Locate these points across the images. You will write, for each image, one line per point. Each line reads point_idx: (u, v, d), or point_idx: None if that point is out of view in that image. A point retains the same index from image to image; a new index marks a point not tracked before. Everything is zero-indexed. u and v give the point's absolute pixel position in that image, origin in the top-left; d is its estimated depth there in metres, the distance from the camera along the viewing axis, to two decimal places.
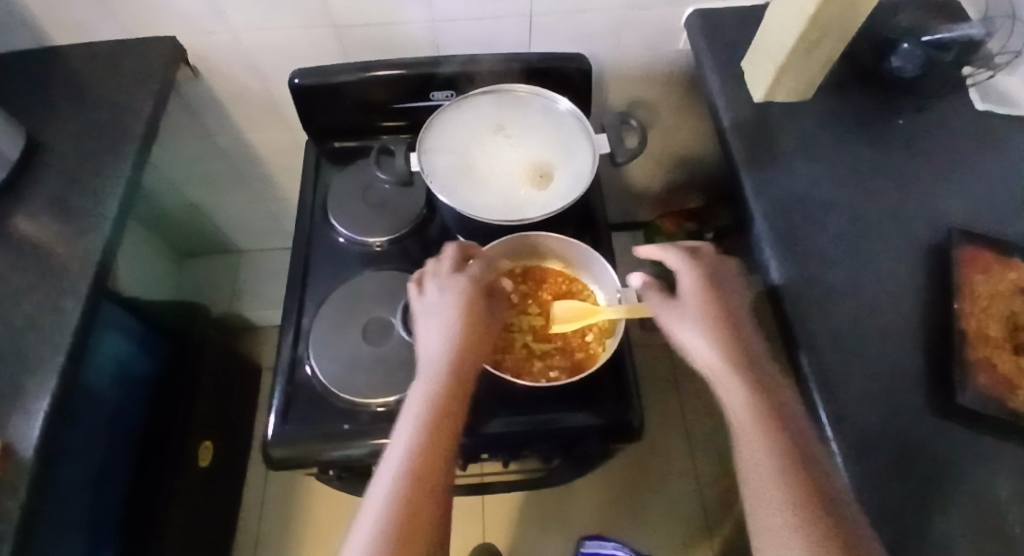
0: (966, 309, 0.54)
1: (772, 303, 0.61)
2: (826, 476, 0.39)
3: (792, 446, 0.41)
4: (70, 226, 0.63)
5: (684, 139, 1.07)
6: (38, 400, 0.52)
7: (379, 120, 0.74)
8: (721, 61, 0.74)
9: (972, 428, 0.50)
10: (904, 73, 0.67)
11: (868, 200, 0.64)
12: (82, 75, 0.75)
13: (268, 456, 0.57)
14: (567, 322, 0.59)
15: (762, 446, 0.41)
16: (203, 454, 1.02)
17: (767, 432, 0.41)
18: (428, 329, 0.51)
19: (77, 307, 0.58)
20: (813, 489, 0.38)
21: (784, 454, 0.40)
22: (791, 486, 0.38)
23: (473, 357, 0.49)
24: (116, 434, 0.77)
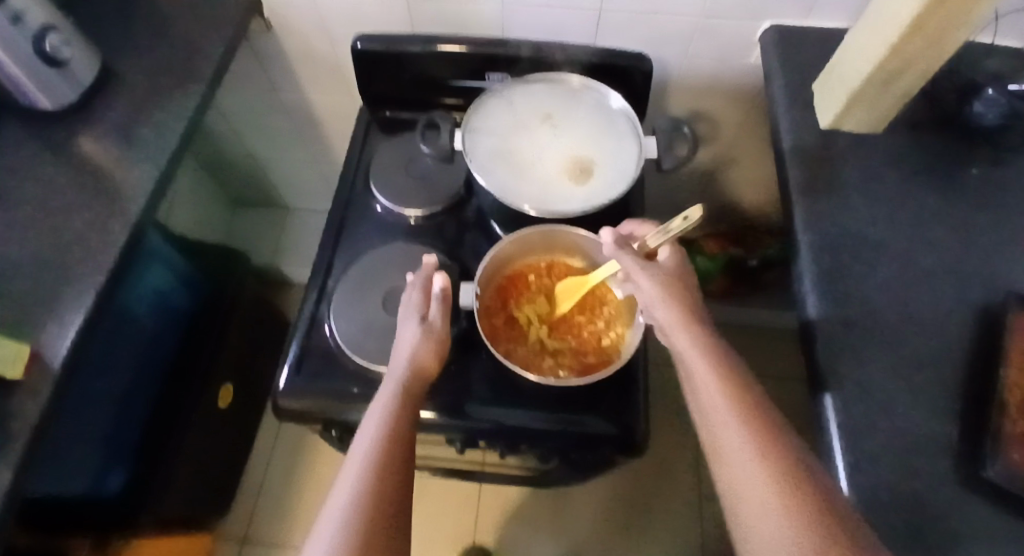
0: (1012, 378, 0.49)
1: (802, 339, 0.58)
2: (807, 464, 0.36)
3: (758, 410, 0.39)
4: (130, 153, 0.66)
5: (741, 160, 1.03)
6: (73, 312, 0.54)
7: (433, 95, 0.75)
8: (792, 81, 0.71)
9: (1003, 507, 0.46)
10: (984, 120, 0.62)
11: (926, 248, 0.60)
12: (165, 14, 0.78)
13: (276, 406, 0.58)
14: (565, 302, 0.60)
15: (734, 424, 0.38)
16: (222, 394, 1.06)
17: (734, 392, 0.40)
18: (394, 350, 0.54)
19: (123, 231, 0.60)
20: (778, 451, 0.36)
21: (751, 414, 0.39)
22: (752, 431, 0.37)
23: (428, 378, 0.52)
24: (142, 358, 0.80)
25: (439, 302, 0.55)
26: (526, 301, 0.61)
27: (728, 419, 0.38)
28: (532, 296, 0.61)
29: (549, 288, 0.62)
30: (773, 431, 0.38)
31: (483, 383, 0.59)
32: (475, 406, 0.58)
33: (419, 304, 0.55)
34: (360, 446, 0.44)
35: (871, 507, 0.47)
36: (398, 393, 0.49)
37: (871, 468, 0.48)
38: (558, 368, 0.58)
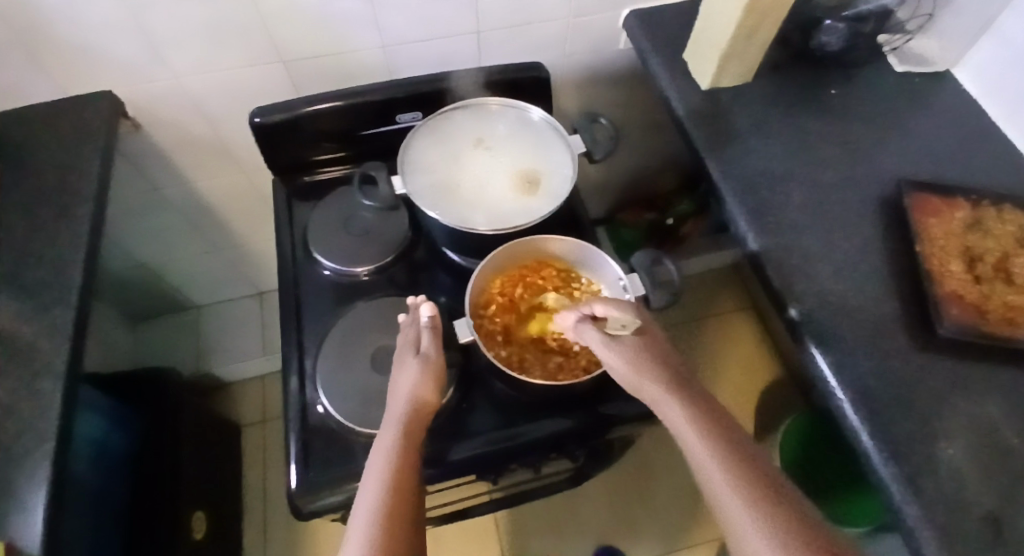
0: (927, 250, 0.59)
1: (756, 272, 0.64)
2: (791, 500, 0.36)
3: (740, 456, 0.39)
4: (30, 304, 0.59)
5: (636, 134, 1.11)
6: (32, 494, 0.49)
7: (343, 149, 0.74)
8: (665, 54, 0.78)
9: (954, 354, 0.55)
10: (831, 47, 0.74)
11: (820, 165, 0.69)
12: (16, 143, 0.70)
13: (297, 510, 0.55)
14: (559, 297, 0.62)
15: (708, 459, 0.39)
16: (196, 526, 0.94)
17: (726, 456, 0.39)
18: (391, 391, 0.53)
19: (56, 388, 0.54)
20: (773, 503, 0.35)
21: (737, 458, 0.39)
22: (741, 486, 0.36)
23: (430, 415, 0.52)
24: (105, 517, 0.70)
25: (430, 332, 0.56)
26: (516, 319, 0.62)
27: (713, 462, 0.38)
28: (515, 310, 0.63)
29: (532, 297, 0.63)
30: (757, 469, 0.38)
31: (494, 406, 0.60)
32: (492, 432, 0.58)
33: (412, 340, 0.56)
34: (362, 502, 0.42)
35: (865, 393, 0.53)
36: (398, 438, 0.48)
37: (851, 361, 0.55)
38: (580, 364, 0.59)
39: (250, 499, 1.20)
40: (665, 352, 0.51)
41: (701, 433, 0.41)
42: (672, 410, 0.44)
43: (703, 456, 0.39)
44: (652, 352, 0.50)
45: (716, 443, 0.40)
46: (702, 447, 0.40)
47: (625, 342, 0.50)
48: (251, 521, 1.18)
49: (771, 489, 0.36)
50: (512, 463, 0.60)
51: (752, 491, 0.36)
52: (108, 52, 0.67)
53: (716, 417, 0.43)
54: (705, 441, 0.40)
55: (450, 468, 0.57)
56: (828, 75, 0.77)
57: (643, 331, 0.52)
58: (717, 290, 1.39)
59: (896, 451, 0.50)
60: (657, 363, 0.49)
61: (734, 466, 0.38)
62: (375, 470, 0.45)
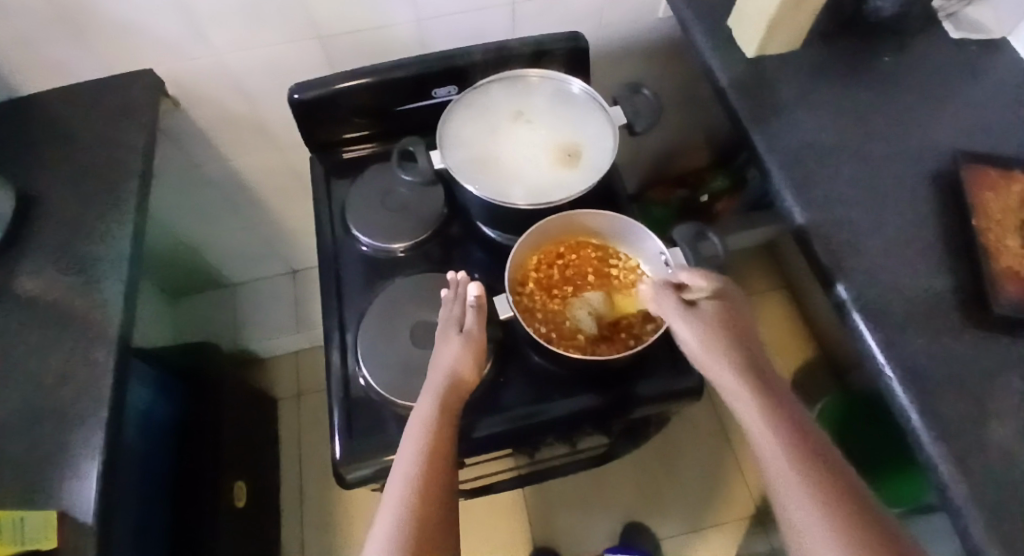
0: (983, 225, 0.57)
1: (801, 248, 0.62)
2: (870, 506, 0.36)
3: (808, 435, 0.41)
4: (82, 277, 0.61)
5: (671, 108, 1.08)
6: (91, 456, 0.51)
7: (380, 125, 0.74)
8: (707, 23, 0.76)
9: (1011, 334, 0.52)
10: (884, 12, 0.71)
11: (870, 137, 0.66)
12: (62, 121, 0.72)
13: (340, 477, 0.56)
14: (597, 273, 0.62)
15: (778, 454, 0.40)
16: (237, 494, 0.98)
17: (794, 438, 0.41)
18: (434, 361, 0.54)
19: (109, 358, 0.56)
20: (835, 492, 0.37)
21: (812, 454, 0.39)
22: (813, 477, 0.38)
23: (468, 390, 0.53)
24: (152, 484, 0.73)
25: (474, 310, 0.56)
26: (555, 296, 0.62)
27: (783, 460, 0.39)
28: (553, 285, 0.62)
29: (570, 274, 0.63)
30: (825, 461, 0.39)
31: (529, 381, 0.60)
32: (526, 407, 0.59)
33: (458, 315, 0.56)
34: (398, 468, 0.44)
35: (916, 372, 0.51)
36: (435, 410, 0.49)
37: (901, 339, 0.53)
38: (619, 340, 0.58)
39: (286, 470, 1.24)
40: (741, 323, 0.51)
41: (773, 426, 0.41)
42: (741, 390, 0.45)
43: (769, 447, 0.41)
44: (731, 325, 0.50)
45: (783, 426, 0.42)
46: (773, 439, 0.41)
47: (703, 311, 0.51)
48: (287, 491, 1.22)
49: (838, 477, 0.38)
50: (547, 437, 0.61)
51: (823, 479, 0.38)
52: (148, 30, 0.68)
53: (790, 408, 0.44)
54: (772, 423, 0.42)
55: (486, 441, 0.58)
56: (880, 43, 0.74)
57: (726, 301, 0.52)
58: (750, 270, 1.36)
59: (947, 432, 0.48)
60: (734, 338, 0.49)
61: (794, 441, 0.40)
62: (408, 446, 0.46)
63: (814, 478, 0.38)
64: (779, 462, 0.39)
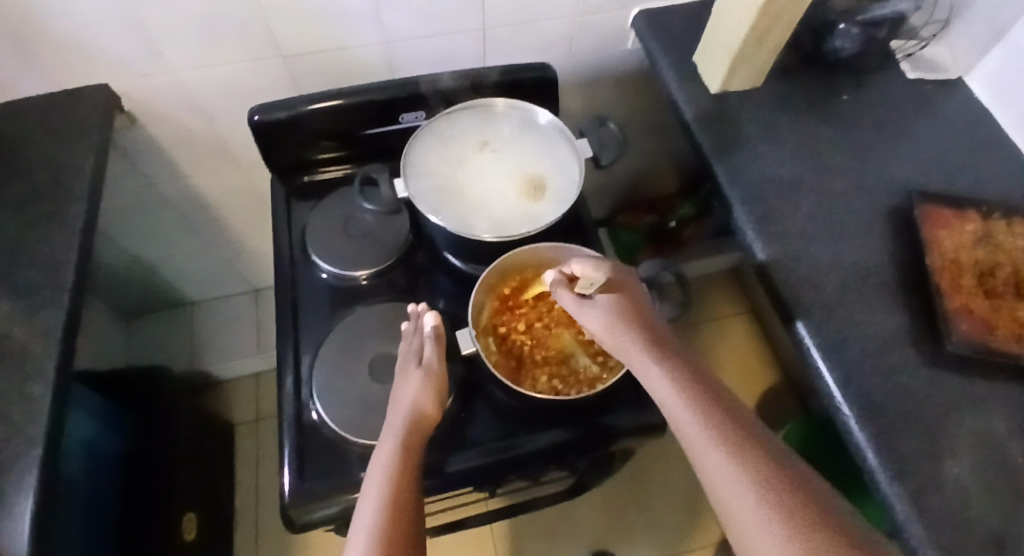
0: (937, 263, 0.58)
1: (762, 282, 0.63)
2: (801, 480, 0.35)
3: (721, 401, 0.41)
4: (20, 304, 0.57)
5: (641, 135, 1.09)
6: (21, 499, 0.47)
7: (343, 148, 0.72)
8: (674, 57, 0.77)
9: (964, 371, 0.54)
10: (843, 52, 0.73)
11: (830, 174, 0.67)
12: (7, 137, 0.68)
13: (290, 520, 0.53)
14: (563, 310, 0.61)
15: (700, 433, 0.39)
16: (187, 527, 0.93)
17: (705, 410, 0.40)
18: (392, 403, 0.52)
19: (45, 392, 0.53)
20: (757, 462, 0.36)
21: (725, 423, 0.39)
22: (730, 449, 0.37)
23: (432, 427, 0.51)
24: (94, 522, 0.69)
25: (433, 342, 0.55)
26: (521, 333, 0.61)
27: (702, 433, 0.38)
28: (518, 321, 0.61)
29: (535, 308, 0.62)
30: (745, 433, 0.38)
31: (496, 416, 0.59)
32: (490, 444, 0.57)
33: (417, 348, 0.55)
34: (361, 513, 0.41)
35: (873, 410, 0.52)
36: (397, 448, 0.46)
37: (859, 376, 0.54)
38: (588, 378, 0.58)
39: (242, 498, 1.18)
40: (640, 305, 0.51)
41: (682, 397, 0.41)
42: (651, 366, 0.45)
43: (687, 421, 0.40)
44: (631, 306, 0.50)
45: (692, 394, 0.41)
46: (684, 410, 0.40)
47: (598, 302, 0.51)
48: (243, 520, 1.17)
49: (768, 455, 0.37)
50: (509, 475, 0.59)
51: (748, 458, 0.36)
52: (104, 46, 0.65)
53: (703, 377, 0.44)
54: (683, 396, 0.41)
55: (450, 478, 0.56)
56: (838, 81, 0.76)
57: (623, 284, 0.52)
58: (718, 293, 1.38)
59: (904, 470, 0.49)
60: (637, 319, 0.49)
61: (709, 417, 0.39)
62: (370, 496, 0.42)
63: (733, 444, 0.37)
64: (699, 434, 0.39)
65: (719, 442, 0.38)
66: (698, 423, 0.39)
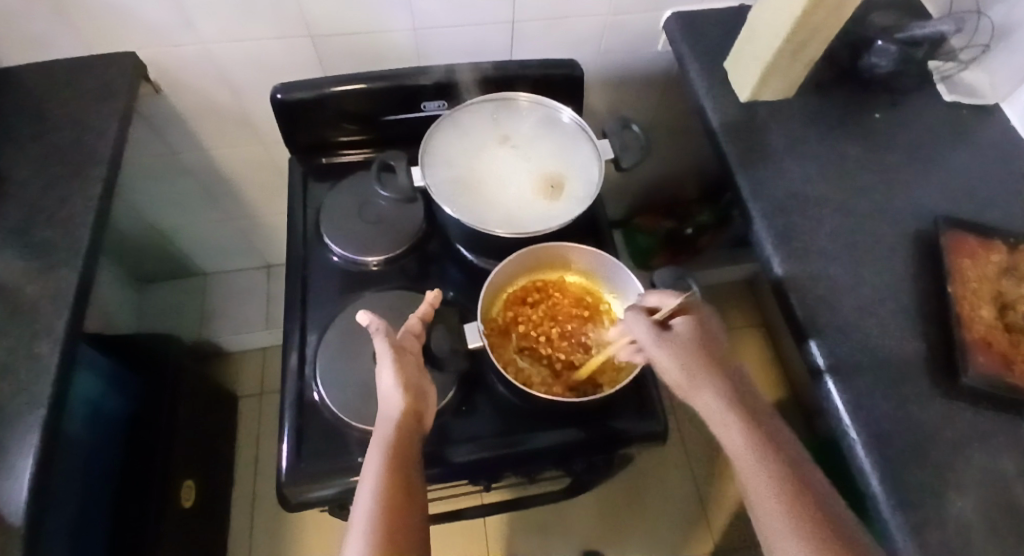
0: (958, 292, 0.57)
1: (776, 298, 0.61)
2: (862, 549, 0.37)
3: (773, 438, 0.43)
4: (36, 263, 0.58)
5: (664, 139, 1.08)
6: (23, 456, 0.48)
7: (363, 132, 0.72)
8: (705, 62, 0.75)
9: (976, 405, 0.52)
10: (880, 70, 0.71)
11: (856, 194, 0.66)
12: (35, 97, 0.69)
13: (284, 499, 0.54)
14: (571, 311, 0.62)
15: (774, 504, 0.39)
16: (185, 495, 0.95)
17: (782, 477, 0.40)
18: (382, 396, 0.50)
19: (54, 352, 0.53)
20: (826, 534, 0.37)
21: (793, 489, 0.40)
22: (803, 523, 0.38)
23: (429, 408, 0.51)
24: (95, 483, 0.70)
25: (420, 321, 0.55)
26: (528, 332, 0.61)
27: (769, 497, 0.40)
28: (526, 320, 0.61)
29: (542, 309, 0.62)
30: (817, 502, 0.39)
31: (497, 411, 0.59)
32: (491, 439, 0.57)
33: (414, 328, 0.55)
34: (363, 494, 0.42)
35: (880, 437, 0.51)
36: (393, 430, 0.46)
37: (868, 402, 0.53)
38: (596, 379, 0.58)
39: (240, 470, 1.20)
40: (716, 343, 0.48)
41: (752, 458, 0.42)
42: (722, 417, 0.45)
43: (759, 482, 0.41)
44: (708, 346, 0.47)
45: (766, 458, 0.42)
46: (759, 477, 0.41)
47: (677, 339, 0.47)
48: (240, 492, 1.18)
49: (833, 520, 0.38)
50: (505, 471, 0.59)
51: (823, 533, 0.37)
52: (133, 11, 0.66)
53: (768, 434, 0.44)
54: (760, 462, 0.41)
55: (449, 470, 0.56)
56: (872, 99, 0.74)
57: (701, 322, 0.48)
58: (731, 304, 1.37)
59: (905, 501, 0.48)
60: (712, 364, 0.46)
61: (780, 483, 0.40)
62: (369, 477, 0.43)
63: (788, 497, 0.39)
64: (766, 491, 0.40)
65: (779, 497, 0.39)
66: (765, 474, 0.41)
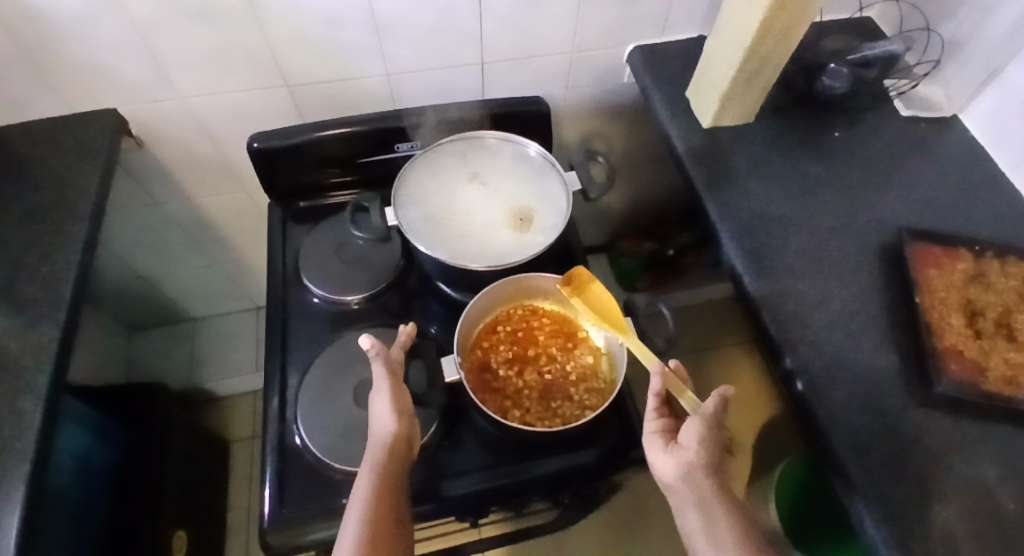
0: (927, 303, 0.58)
1: (750, 316, 0.63)
2: None
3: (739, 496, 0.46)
4: (17, 320, 0.59)
5: (639, 165, 1.11)
6: (3, 517, 0.48)
7: (339, 174, 0.74)
8: (668, 92, 0.78)
9: (953, 414, 0.53)
10: (836, 91, 0.73)
11: (821, 211, 0.68)
12: (20, 157, 0.71)
13: (268, 547, 0.54)
14: (550, 339, 0.63)
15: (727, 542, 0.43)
16: (175, 547, 0.93)
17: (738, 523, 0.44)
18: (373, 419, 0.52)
19: (35, 408, 0.53)
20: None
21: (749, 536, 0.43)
22: None
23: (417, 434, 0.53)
24: (82, 538, 0.69)
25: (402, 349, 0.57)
26: (507, 362, 0.61)
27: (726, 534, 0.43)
28: (505, 351, 0.62)
29: (521, 339, 0.63)
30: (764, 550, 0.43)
31: (482, 444, 0.59)
32: (479, 472, 0.57)
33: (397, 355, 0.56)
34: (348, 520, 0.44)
35: (860, 451, 0.51)
36: (383, 453, 0.48)
37: (844, 416, 0.53)
38: (578, 405, 0.59)
39: (234, 517, 1.18)
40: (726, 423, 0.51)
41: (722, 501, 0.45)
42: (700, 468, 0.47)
43: (714, 523, 0.44)
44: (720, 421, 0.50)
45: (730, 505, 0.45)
46: (719, 519, 0.44)
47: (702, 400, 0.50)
48: (233, 539, 1.16)
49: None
50: (493, 505, 0.59)
51: None
52: (114, 71, 0.68)
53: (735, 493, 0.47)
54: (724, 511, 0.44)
55: (433, 508, 0.56)
56: (831, 118, 0.77)
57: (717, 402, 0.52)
58: (719, 322, 1.37)
59: (888, 515, 0.48)
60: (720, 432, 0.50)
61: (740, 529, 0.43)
62: (358, 501, 0.45)
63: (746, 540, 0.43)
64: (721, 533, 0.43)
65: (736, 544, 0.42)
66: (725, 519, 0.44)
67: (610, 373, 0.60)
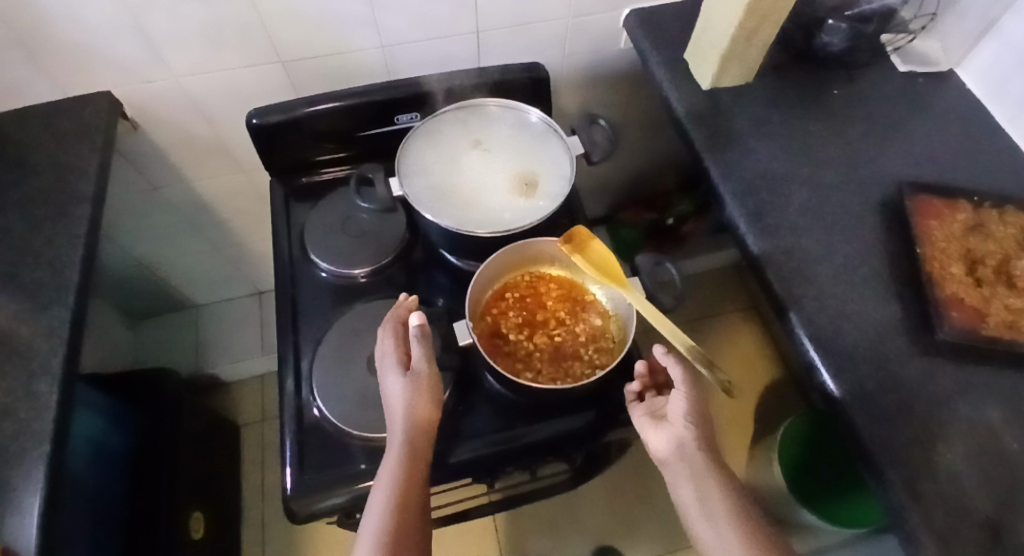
0: (928, 253, 0.59)
1: (754, 274, 0.63)
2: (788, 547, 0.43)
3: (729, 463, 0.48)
4: (27, 305, 0.59)
5: (637, 133, 1.10)
6: (29, 494, 0.49)
7: (339, 148, 0.73)
8: (666, 55, 0.78)
9: (957, 360, 0.54)
10: (833, 47, 0.74)
11: (821, 168, 0.68)
12: (15, 144, 0.70)
13: (292, 513, 0.55)
14: (559, 304, 0.64)
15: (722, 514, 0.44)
16: (194, 527, 0.95)
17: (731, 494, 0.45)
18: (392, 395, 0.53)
19: (52, 389, 0.54)
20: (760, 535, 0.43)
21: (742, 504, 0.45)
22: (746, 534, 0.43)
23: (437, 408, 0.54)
24: (105, 517, 0.70)
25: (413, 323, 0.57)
26: (518, 326, 0.62)
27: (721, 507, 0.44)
28: (515, 316, 0.63)
29: (530, 304, 0.64)
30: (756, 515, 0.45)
31: (494, 408, 0.60)
32: (493, 436, 0.58)
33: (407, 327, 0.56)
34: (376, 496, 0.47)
35: (865, 399, 0.52)
36: (407, 432, 0.50)
37: (850, 366, 0.54)
38: (590, 364, 0.59)
39: (249, 497, 1.20)
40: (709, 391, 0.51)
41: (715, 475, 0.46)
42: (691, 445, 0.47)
43: (709, 498, 0.45)
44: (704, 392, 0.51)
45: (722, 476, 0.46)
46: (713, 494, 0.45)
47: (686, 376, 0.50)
48: (250, 519, 1.18)
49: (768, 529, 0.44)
50: (507, 467, 0.61)
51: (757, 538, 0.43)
52: (105, 51, 0.67)
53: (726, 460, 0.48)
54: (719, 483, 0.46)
55: (451, 470, 0.57)
56: (830, 76, 0.77)
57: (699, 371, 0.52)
58: (720, 290, 1.38)
59: (894, 458, 0.49)
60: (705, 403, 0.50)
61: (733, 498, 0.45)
62: (385, 479, 0.48)
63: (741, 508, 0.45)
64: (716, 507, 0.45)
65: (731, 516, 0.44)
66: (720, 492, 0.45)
67: (619, 334, 0.61)
